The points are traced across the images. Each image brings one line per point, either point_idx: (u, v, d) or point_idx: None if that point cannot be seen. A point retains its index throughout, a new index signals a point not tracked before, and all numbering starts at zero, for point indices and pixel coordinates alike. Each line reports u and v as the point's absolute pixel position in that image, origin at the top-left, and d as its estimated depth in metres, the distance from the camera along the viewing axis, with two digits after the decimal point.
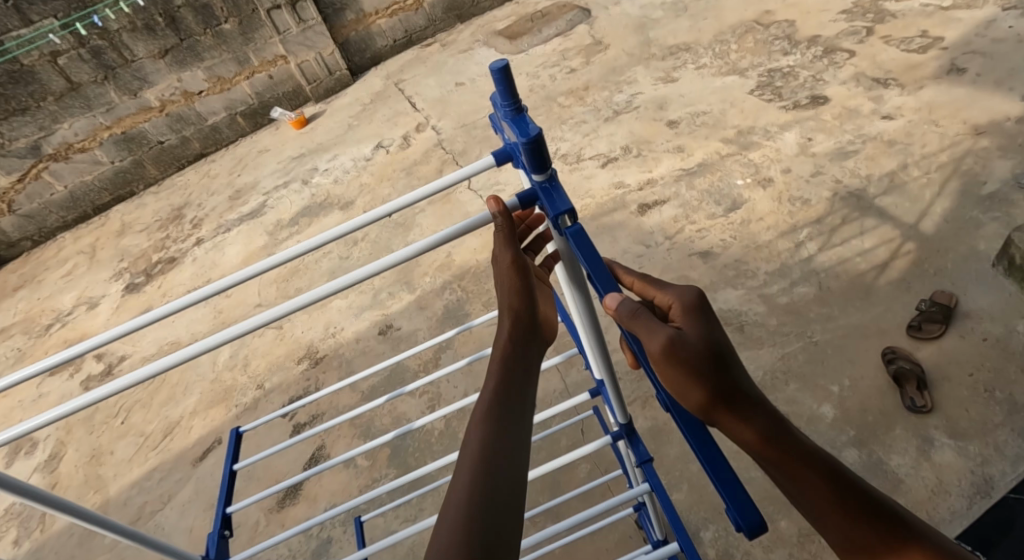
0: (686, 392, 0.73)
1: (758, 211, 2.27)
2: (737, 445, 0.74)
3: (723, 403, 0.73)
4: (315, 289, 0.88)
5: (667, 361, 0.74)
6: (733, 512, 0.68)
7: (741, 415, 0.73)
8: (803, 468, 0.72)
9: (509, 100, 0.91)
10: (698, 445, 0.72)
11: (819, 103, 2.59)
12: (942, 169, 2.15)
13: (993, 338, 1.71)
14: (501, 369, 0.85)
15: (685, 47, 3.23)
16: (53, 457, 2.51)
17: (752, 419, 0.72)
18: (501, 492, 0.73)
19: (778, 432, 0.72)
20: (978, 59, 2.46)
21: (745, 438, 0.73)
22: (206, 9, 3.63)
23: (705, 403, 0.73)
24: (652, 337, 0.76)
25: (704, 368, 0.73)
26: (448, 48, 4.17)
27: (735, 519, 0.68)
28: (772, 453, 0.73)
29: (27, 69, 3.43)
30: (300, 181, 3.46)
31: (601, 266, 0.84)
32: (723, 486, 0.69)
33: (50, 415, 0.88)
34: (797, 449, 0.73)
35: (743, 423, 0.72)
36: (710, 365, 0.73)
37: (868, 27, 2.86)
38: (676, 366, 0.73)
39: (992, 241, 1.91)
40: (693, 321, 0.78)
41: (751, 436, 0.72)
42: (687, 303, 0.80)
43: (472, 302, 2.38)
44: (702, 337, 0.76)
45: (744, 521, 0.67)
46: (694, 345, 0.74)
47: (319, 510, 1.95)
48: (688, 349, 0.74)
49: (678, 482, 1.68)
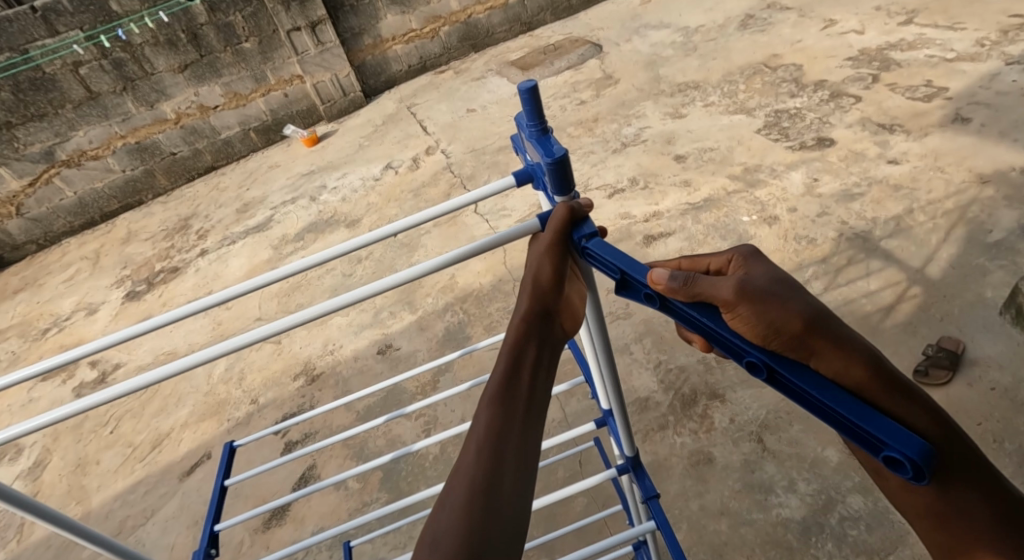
0: (778, 322, 0.73)
1: (763, 248, 2.28)
2: (841, 379, 0.73)
3: (820, 332, 0.73)
4: (311, 308, 0.85)
5: (746, 303, 0.73)
6: (893, 441, 0.66)
7: (835, 341, 0.73)
8: (900, 392, 0.73)
9: (535, 120, 0.92)
10: (816, 388, 0.70)
11: (825, 145, 2.62)
12: (948, 216, 2.16)
13: (1001, 388, 1.69)
14: (505, 387, 0.78)
15: (694, 86, 3.29)
16: (38, 464, 2.47)
17: (850, 350, 0.73)
18: (501, 526, 0.68)
19: (877, 364, 0.73)
20: (983, 111, 2.49)
21: (840, 366, 0.73)
22: (228, 28, 3.72)
23: (804, 331, 0.73)
24: (720, 288, 0.75)
25: (784, 299, 0.73)
26: (461, 75, 4.24)
27: (901, 452, 0.65)
28: (870, 386, 0.73)
29: (48, 77, 3.48)
30: (308, 198, 3.48)
31: (630, 259, 0.81)
32: (871, 423, 0.67)
33: (33, 423, 0.86)
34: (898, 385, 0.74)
35: (837, 350, 0.73)
36: (789, 294, 0.74)
37: (874, 74, 2.91)
38: (754, 307, 0.73)
39: (999, 289, 1.90)
40: (760, 263, 0.80)
41: (856, 368, 0.73)
42: (745, 252, 0.82)
43: (473, 325, 2.37)
44: (771, 273, 0.77)
45: (913, 450, 0.65)
46: (761, 285, 0.75)
47: (306, 533, 1.90)
48: (760, 286, 0.75)
49: (678, 521, 1.65)
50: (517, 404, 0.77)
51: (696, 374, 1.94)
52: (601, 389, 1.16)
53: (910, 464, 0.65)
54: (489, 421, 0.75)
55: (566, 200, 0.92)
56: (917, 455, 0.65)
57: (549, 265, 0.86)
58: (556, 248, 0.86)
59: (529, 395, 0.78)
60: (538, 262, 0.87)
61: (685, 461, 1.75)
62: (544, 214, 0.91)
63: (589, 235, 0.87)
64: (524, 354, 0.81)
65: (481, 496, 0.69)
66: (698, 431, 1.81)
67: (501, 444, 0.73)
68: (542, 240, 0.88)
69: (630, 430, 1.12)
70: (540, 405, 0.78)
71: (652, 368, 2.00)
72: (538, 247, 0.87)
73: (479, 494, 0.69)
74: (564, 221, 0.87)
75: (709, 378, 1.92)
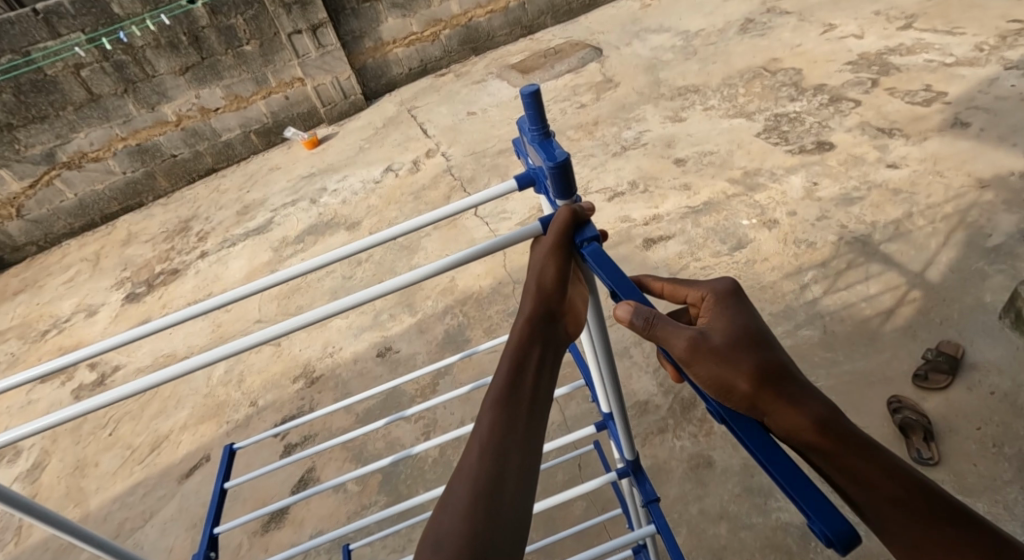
0: (728, 378, 0.74)
1: (763, 251, 2.28)
2: (789, 435, 0.72)
3: (768, 388, 0.73)
4: (318, 309, 0.87)
5: (697, 360, 0.76)
6: (815, 516, 0.63)
7: (791, 400, 0.72)
8: (860, 460, 0.69)
9: (536, 124, 0.93)
10: (756, 449, 0.68)
11: (825, 148, 2.63)
12: (947, 220, 2.16)
13: (1001, 392, 1.69)
14: (507, 390, 0.78)
15: (694, 89, 3.29)
16: (36, 466, 2.46)
17: (799, 405, 0.72)
18: (502, 528, 0.69)
19: (833, 423, 0.71)
20: (982, 115, 2.49)
21: (796, 426, 0.71)
22: (229, 31, 3.73)
23: (753, 388, 0.73)
24: (677, 339, 0.78)
25: (735, 357, 0.75)
26: (462, 78, 4.25)
27: (821, 529, 0.63)
28: (824, 446, 0.70)
29: (50, 79, 3.49)
30: (309, 200, 3.48)
31: (622, 277, 0.82)
32: (798, 493, 0.64)
33: (39, 424, 0.87)
34: (855, 443, 0.70)
35: (792, 412, 0.71)
36: (742, 351, 0.75)
37: (873, 78, 2.91)
38: (704, 364, 0.75)
39: (998, 293, 1.91)
40: (728, 307, 0.81)
41: (804, 426, 0.71)
42: (719, 292, 0.83)
43: (473, 328, 2.37)
44: (735, 323, 0.79)
45: (831, 530, 0.62)
46: (719, 340, 0.77)
47: (305, 536, 1.90)
48: (716, 341, 0.77)
49: (678, 525, 1.65)
50: (519, 407, 0.77)
51: None
52: (602, 392, 1.16)
53: (827, 543, 0.62)
54: (492, 423, 0.75)
55: (568, 204, 0.92)
56: (838, 537, 0.62)
57: (552, 268, 0.86)
58: (559, 251, 0.86)
59: (530, 397, 0.78)
60: (542, 264, 0.87)
61: (685, 465, 1.75)
62: (547, 216, 0.91)
63: (590, 239, 0.88)
64: (526, 357, 0.81)
65: (483, 499, 0.70)
66: (698, 435, 1.81)
67: (503, 447, 0.73)
68: (545, 242, 0.88)
69: (631, 433, 1.12)
70: (542, 407, 0.78)
71: (652, 372, 2.00)
72: (541, 249, 0.87)
73: (480, 497, 0.70)
74: (567, 225, 0.88)
75: None
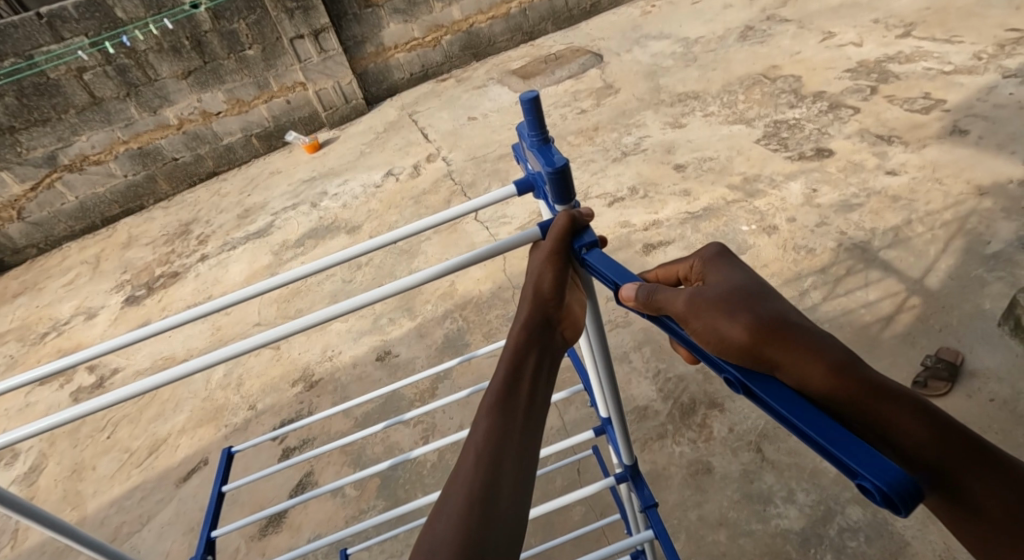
0: (728, 331, 0.72)
1: (762, 257, 2.29)
2: (803, 389, 0.68)
3: (772, 340, 0.70)
4: (316, 313, 0.86)
5: (698, 314, 0.75)
6: (865, 470, 0.57)
7: (802, 348, 0.69)
8: (880, 404, 0.66)
9: (536, 130, 0.93)
10: (778, 404, 0.65)
11: (824, 155, 2.64)
12: (946, 227, 2.17)
13: (1000, 399, 1.69)
14: (503, 395, 0.78)
15: (694, 96, 3.31)
16: (34, 469, 2.46)
17: (809, 353, 0.68)
18: (496, 535, 0.68)
19: (847, 366, 0.68)
20: (981, 123, 2.50)
21: (810, 377, 0.68)
22: (232, 35, 3.75)
23: (755, 340, 0.70)
24: (675, 297, 0.77)
25: (737, 308, 0.73)
26: (463, 84, 4.27)
27: (873, 483, 0.56)
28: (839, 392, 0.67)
29: (53, 82, 3.50)
30: (309, 204, 3.49)
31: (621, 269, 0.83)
32: (837, 446, 0.59)
33: (34, 427, 0.87)
34: (875, 386, 0.67)
35: (804, 361, 0.68)
36: (741, 302, 0.74)
37: (872, 85, 2.93)
38: (705, 318, 0.74)
39: (997, 301, 1.91)
40: (721, 266, 0.83)
41: (819, 372, 0.68)
42: (710, 255, 0.86)
43: (473, 332, 2.37)
44: (733, 277, 0.79)
45: (883, 481, 0.56)
46: (715, 295, 0.76)
47: (303, 540, 1.90)
48: (715, 294, 0.76)
49: (677, 530, 1.65)
50: (516, 412, 0.77)
51: (695, 383, 1.95)
52: (601, 397, 1.16)
53: (881, 497, 0.56)
54: (488, 429, 0.75)
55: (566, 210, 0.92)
56: (889, 485, 0.56)
57: (549, 275, 0.87)
58: (556, 257, 0.87)
59: (528, 403, 0.78)
60: (539, 270, 0.87)
61: (684, 471, 1.75)
62: (546, 223, 0.92)
63: (589, 245, 0.88)
64: (523, 362, 0.81)
65: (479, 504, 0.70)
66: (697, 440, 1.81)
67: (499, 453, 0.73)
68: (542, 248, 0.88)
69: (629, 439, 1.12)
70: (539, 413, 0.79)
71: (651, 377, 2.01)
72: (539, 256, 0.88)
73: (477, 501, 0.70)
74: (563, 231, 0.88)
75: (708, 388, 1.92)
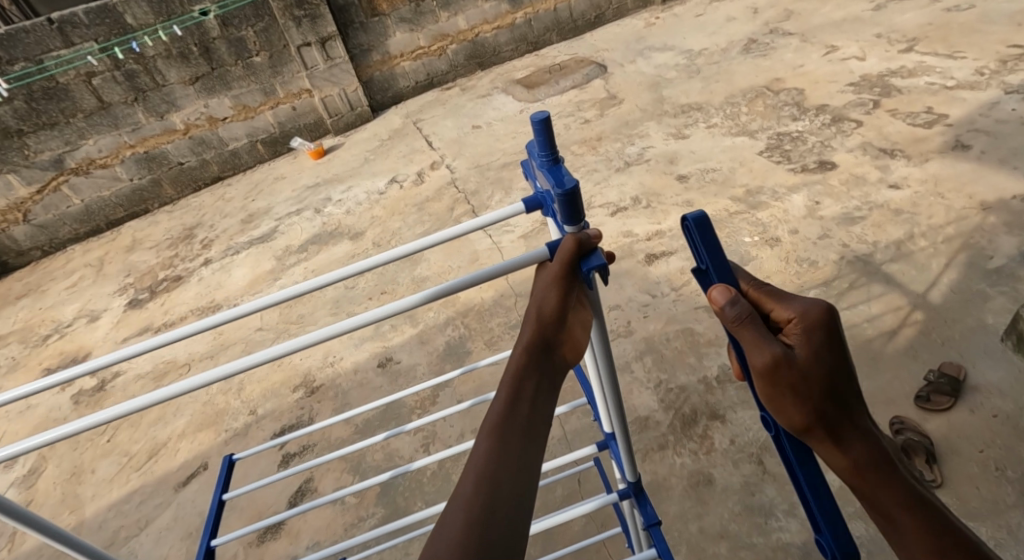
0: (789, 409, 0.84)
1: (764, 269, 2.29)
2: (833, 466, 0.85)
3: (820, 430, 0.83)
4: (311, 334, 0.87)
5: (766, 380, 0.84)
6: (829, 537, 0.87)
7: (837, 442, 0.83)
8: (894, 504, 0.82)
9: (547, 150, 0.94)
10: (800, 467, 0.89)
11: (826, 168, 2.65)
12: (949, 242, 2.17)
13: (1003, 415, 1.69)
14: (503, 418, 0.80)
15: (696, 107, 3.33)
16: (33, 472, 2.46)
17: (846, 449, 0.83)
18: (495, 551, 0.69)
19: (872, 468, 0.82)
20: (983, 138, 2.51)
21: (837, 463, 0.84)
22: (239, 42, 3.78)
23: (806, 426, 0.84)
24: (760, 353, 0.83)
25: (814, 396, 0.82)
26: (467, 92, 4.30)
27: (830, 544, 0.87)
28: (863, 483, 0.83)
29: (62, 87, 3.53)
30: (312, 210, 3.50)
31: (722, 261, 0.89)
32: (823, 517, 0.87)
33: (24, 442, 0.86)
34: (893, 489, 0.82)
35: (838, 452, 0.83)
36: (813, 388, 0.82)
37: (875, 99, 2.94)
38: (775, 387, 0.84)
39: (999, 315, 1.91)
40: (810, 340, 0.83)
41: (846, 462, 0.83)
42: (811, 319, 0.84)
43: (474, 340, 2.37)
44: (814, 360, 0.82)
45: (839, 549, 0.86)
46: (795, 368, 0.82)
47: (301, 547, 1.89)
48: (793, 370, 0.82)
49: (678, 543, 1.64)
50: (514, 433, 0.78)
51: (696, 394, 1.94)
52: (605, 412, 1.15)
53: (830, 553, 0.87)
54: (488, 451, 0.77)
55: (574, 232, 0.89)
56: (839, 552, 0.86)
57: (553, 295, 0.87)
58: (562, 279, 0.87)
59: (526, 423, 0.80)
60: (544, 291, 0.88)
61: (685, 482, 1.75)
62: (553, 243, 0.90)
63: (597, 268, 0.87)
64: (523, 386, 0.83)
65: (476, 523, 0.71)
66: (698, 452, 1.80)
67: (498, 474, 0.75)
68: (549, 269, 0.88)
69: (633, 456, 1.12)
70: (538, 433, 0.80)
71: (652, 387, 2.00)
72: (545, 277, 0.88)
73: (476, 523, 0.71)
74: (570, 254, 0.87)
75: (709, 398, 1.92)
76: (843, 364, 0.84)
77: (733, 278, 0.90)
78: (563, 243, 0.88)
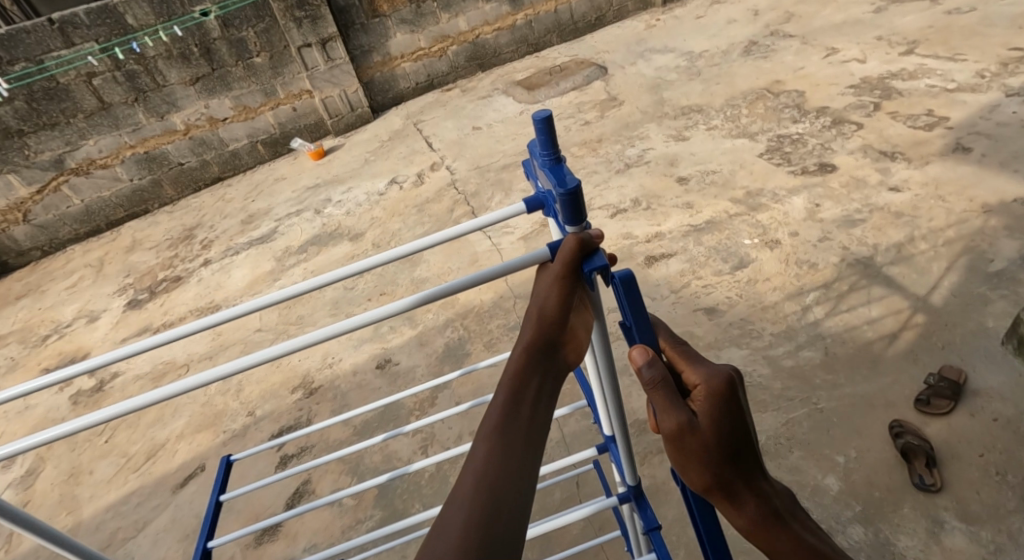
0: (690, 473, 0.87)
1: (764, 271, 2.29)
2: (732, 521, 0.89)
3: (718, 491, 0.87)
4: (314, 333, 0.87)
5: (670, 444, 0.85)
6: None
7: (735, 503, 0.88)
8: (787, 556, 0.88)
9: (548, 149, 0.94)
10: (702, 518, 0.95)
11: (827, 170, 2.65)
12: (950, 245, 2.17)
13: (1003, 419, 1.68)
14: (503, 420, 0.79)
15: (697, 109, 3.33)
16: (31, 472, 2.45)
17: (744, 509, 0.87)
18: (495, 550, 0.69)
19: (767, 525, 0.87)
20: (984, 141, 2.51)
21: (735, 519, 0.89)
22: (240, 43, 3.79)
23: (706, 488, 0.87)
24: (665, 420, 0.84)
25: (713, 463, 0.85)
26: (468, 93, 4.30)
27: None
28: (758, 536, 0.89)
29: (62, 87, 3.53)
30: (312, 211, 3.50)
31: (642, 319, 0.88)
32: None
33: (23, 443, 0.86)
34: (784, 542, 0.88)
35: (735, 512, 0.88)
36: (713, 457, 0.85)
37: (876, 102, 2.94)
38: (677, 450, 0.85)
39: (1000, 319, 1.91)
40: (713, 410, 0.84)
41: (742, 519, 0.88)
42: (714, 389, 0.85)
43: (473, 342, 2.37)
44: (714, 430, 0.84)
45: None
46: (696, 436, 0.84)
47: (299, 549, 1.89)
48: (695, 438, 0.84)
49: (676, 546, 1.64)
50: (514, 434, 0.78)
51: None
52: (605, 414, 1.15)
53: None
54: (487, 453, 0.76)
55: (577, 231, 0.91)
56: None
57: (555, 296, 0.87)
58: (564, 280, 0.87)
59: (527, 425, 0.79)
60: (546, 291, 0.88)
61: None
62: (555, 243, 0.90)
63: (599, 268, 0.86)
64: (523, 388, 0.83)
65: (476, 524, 0.70)
66: None
67: (497, 475, 0.75)
68: (552, 269, 0.88)
69: (633, 459, 1.11)
70: (539, 436, 0.79)
71: None
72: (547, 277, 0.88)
73: (475, 524, 0.70)
74: (572, 255, 0.87)
75: None
76: (742, 431, 0.86)
77: (650, 337, 0.90)
78: (565, 243, 0.88)
